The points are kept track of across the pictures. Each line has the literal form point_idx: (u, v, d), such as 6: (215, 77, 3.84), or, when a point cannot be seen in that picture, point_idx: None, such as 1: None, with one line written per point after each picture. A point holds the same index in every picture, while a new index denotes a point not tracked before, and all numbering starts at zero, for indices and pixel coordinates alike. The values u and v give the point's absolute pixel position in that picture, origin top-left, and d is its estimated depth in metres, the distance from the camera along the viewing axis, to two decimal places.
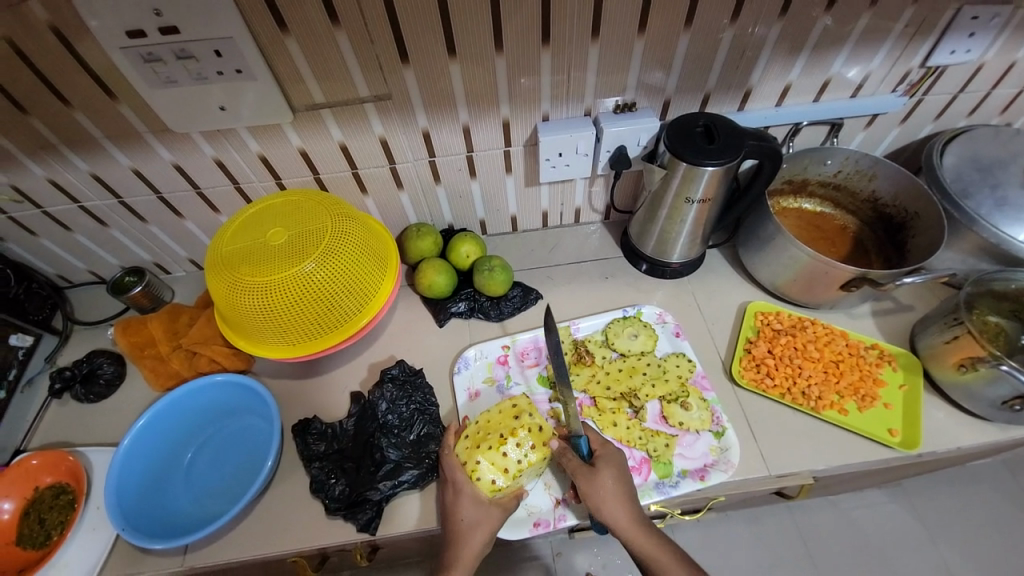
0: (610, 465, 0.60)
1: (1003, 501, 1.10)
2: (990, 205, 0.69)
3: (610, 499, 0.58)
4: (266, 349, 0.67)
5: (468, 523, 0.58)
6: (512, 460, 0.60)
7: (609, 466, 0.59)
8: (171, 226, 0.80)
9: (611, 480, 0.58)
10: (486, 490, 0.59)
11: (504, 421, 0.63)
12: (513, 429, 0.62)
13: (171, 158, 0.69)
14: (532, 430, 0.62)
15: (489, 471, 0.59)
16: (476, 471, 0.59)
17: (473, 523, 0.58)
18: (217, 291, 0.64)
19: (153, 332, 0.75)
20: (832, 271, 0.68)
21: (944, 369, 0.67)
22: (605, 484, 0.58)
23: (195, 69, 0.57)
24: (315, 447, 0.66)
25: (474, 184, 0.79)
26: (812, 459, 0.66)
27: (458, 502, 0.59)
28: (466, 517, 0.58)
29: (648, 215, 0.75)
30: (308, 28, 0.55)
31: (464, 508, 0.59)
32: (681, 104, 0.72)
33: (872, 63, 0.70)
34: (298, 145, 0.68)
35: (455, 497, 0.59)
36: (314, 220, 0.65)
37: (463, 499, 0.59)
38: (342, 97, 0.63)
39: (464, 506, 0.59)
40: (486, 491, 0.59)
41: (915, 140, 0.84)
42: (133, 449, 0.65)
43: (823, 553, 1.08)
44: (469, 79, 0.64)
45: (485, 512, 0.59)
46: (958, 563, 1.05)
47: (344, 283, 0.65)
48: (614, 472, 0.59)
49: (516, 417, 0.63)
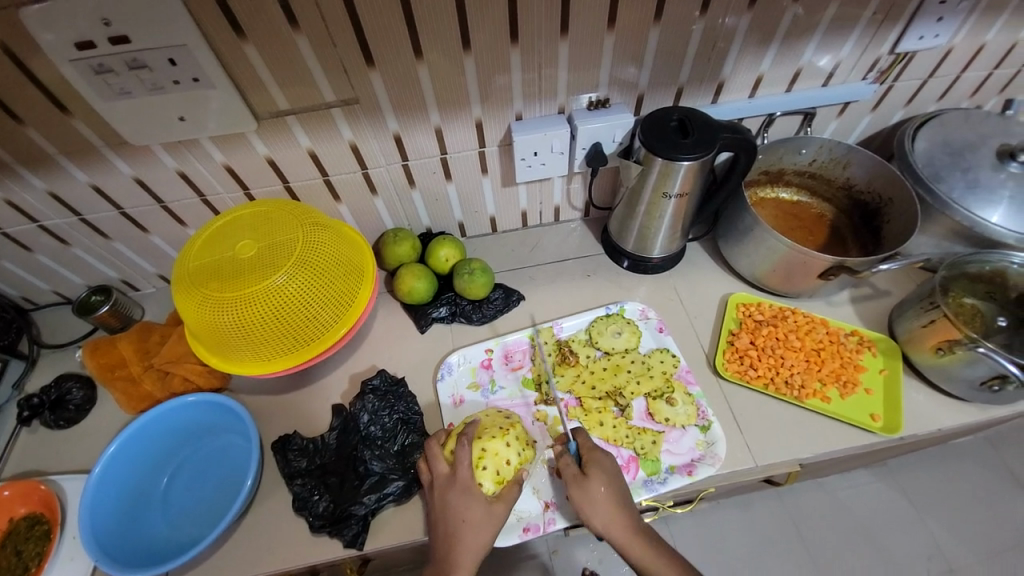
0: (606, 477, 0.58)
1: (984, 474, 1.13)
2: (962, 189, 0.69)
3: (609, 509, 0.57)
4: (240, 366, 0.64)
5: (470, 525, 0.56)
6: (513, 452, 0.60)
7: (606, 478, 0.58)
8: (136, 241, 0.77)
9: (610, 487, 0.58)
10: (490, 481, 0.58)
11: (498, 418, 0.63)
12: (510, 423, 0.62)
13: (132, 172, 0.66)
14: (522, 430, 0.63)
15: (494, 461, 0.58)
16: (482, 459, 0.58)
17: (477, 526, 0.56)
18: (185, 308, 0.61)
19: (123, 352, 0.73)
20: (809, 261, 0.68)
21: (922, 353, 0.68)
22: (602, 493, 0.57)
23: (149, 79, 0.55)
24: (296, 463, 0.64)
25: (450, 186, 0.78)
26: (797, 448, 0.66)
27: (463, 505, 0.56)
28: (469, 518, 0.56)
29: (627, 211, 0.75)
30: (268, 34, 0.54)
31: (467, 510, 0.56)
32: (654, 99, 0.71)
33: (842, 52, 0.70)
34: (264, 153, 0.66)
35: (460, 498, 0.57)
36: (285, 231, 0.63)
37: (466, 501, 0.57)
38: (308, 103, 0.61)
39: (467, 508, 0.56)
40: (489, 482, 0.58)
41: (887, 126, 0.85)
42: (105, 476, 0.63)
43: (815, 535, 1.09)
44: (439, 81, 0.62)
45: (490, 514, 0.57)
46: (945, 538, 1.07)
47: (319, 293, 0.63)
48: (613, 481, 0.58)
49: (508, 416, 0.64)
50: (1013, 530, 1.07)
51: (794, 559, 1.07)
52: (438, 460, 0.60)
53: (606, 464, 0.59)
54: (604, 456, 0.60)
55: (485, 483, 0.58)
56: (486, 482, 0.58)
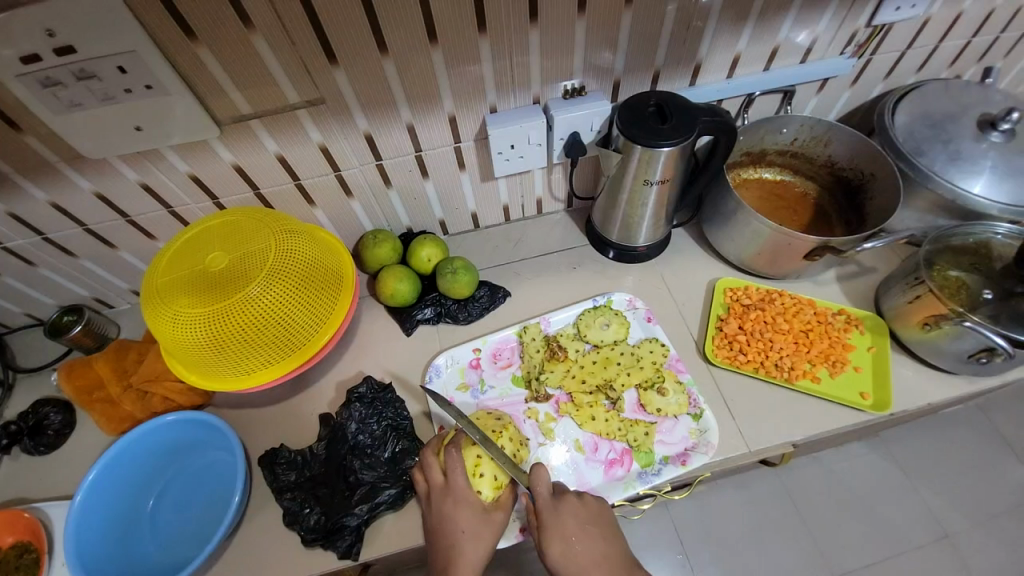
0: (565, 541, 0.55)
1: (973, 439, 1.15)
2: (944, 160, 0.69)
3: (576, 569, 0.55)
4: (220, 383, 0.62)
5: (469, 535, 0.56)
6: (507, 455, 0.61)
7: (564, 543, 0.55)
8: (106, 258, 0.74)
9: (572, 549, 0.55)
10: (488, 488, 0.58)
11: (487, 421, 0.63)
12: (502, 425, 0.62)
13: (92, 186, 0.63)
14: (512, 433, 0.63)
15: (491, 467, 0.58)
16: (478, 466, 0.58)
17: (474, 535, 0.56)
18: (157, 326, 0.59)
19: (100, 373, 0.70)
20: (794, 242, 0.68)
21: (909, 329, 0.68)
22: (563, 555, 0.55)
23: (100, 89, 0.52)
24: (284, 478, 0.63)
25: (428, 184, 0.76)
26: (789, 431, 0.66)
27: (458, 513, 0.56)
28: (466, 527, 0.56)
29: (609, 201, 0.73)
30: (221, 34, 0.51)
31: (464, 520, 0.56)
32: (631, 84, 0.70)
33: (818, 27, 0.69)
34: (231, 160, 0.64)
35: (455, 507, 0.56)
36: (256, 240, 0.61)
37: (462, 510, 0.56)
38: (271, 106, 0.59)
39: (463, 517, 0.56)
40: (487, 488, 0.58)
41: (868, 101, 0.84)
42: (89, 503, 0.61)
43: (812, 510, 1.11)
44: (407, 77, 0.60)
45: (486, 521, 0.57)
46: (939, 504, 1.09)
47: (297, 302, 0.61)
48: (574, 543, 0.55)
49: (498, 418, 0.64)
50: (1004, 492, 1.09)
51: (793, 535, 1.09)
52: (434, 469, 0.59)
53: (567, 524, 0.56)
54: (564, 514, 0.56)
55: (483, 490, 0.58)
56: (484, 489, 0.58)
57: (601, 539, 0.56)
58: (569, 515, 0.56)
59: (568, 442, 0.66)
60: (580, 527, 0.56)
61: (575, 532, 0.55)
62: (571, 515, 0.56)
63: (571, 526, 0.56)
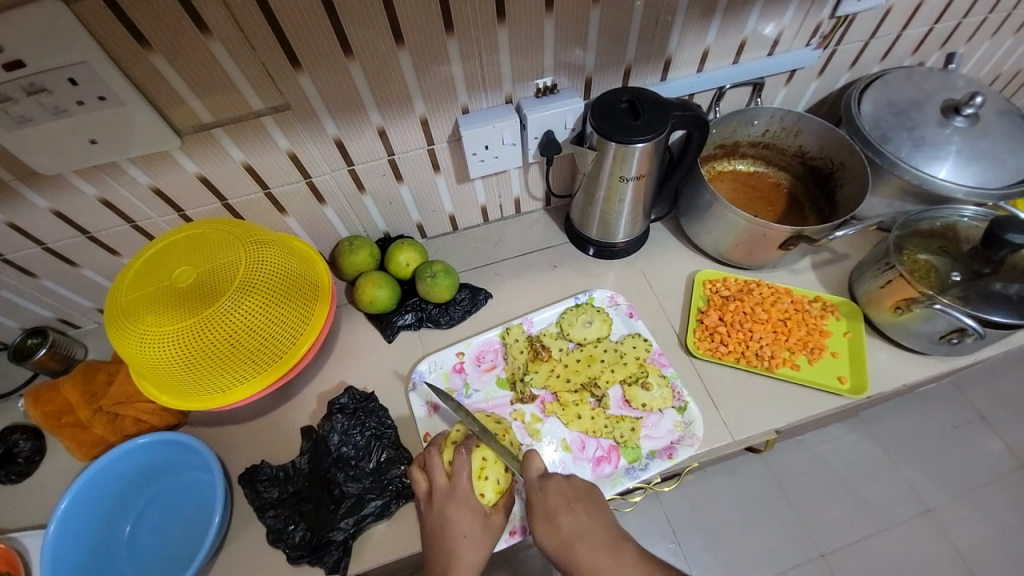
0: (549, 520, 0.55)
1: (948, 415, 1.19)
2: (909, 147, 0.71)
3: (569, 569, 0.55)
4: (196, 402, 0.60)
5: (469, 539, 0.54)
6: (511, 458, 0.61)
7: (549, 521, 0.55)
8: (68, 277, 0.71)
9: (557, 526, 0.55)
10: (491, 491, 0.58)
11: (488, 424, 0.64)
12: (503, 429, 0.63)
13: (49, 204, 0.60)
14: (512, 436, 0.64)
15: (495, 470, 0.58)
16: (483, 469, 0.58)
17: (476, 540, 0.55)
18: (123, 348, 0.57)
19: (68, 397, 0.67)
20: (769, 233, 0.69)
21: (882, 313, 0.70)
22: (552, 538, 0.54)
23: (51, 103, 0.50)
24: (267, 495, 0.62)
25: (403, 188, 0.75)
26: (771, 419, 0.67)
27: (460, 517, 0.55)
28: (467, 531, 0.55)
29: (587, 198, 0.73)
30: (176, 41, 0.49)
31: (466, 523, 0.55)
32: (603, 80, 0.70)
33: (784, 19, 0.70)
34: (194, 171, 0.62)
35: (457, 511, 0.55)
36: (225, 253, 0.59)
37: (464, 514, 0.56)
38: (233, 113, 0.57)
39: (465, 521, 0.55)
40: (490, 492, 0.58)
41: (834, 91, 0.86)
42: (62, 533, 0.59)
43: (799, 492, 1.13)
44: (375, 79, 0.59)
45: (487, 526, 0.56)
46: (918, 480, 1.12)
47: (271, 314, 0.59)
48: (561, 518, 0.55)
49: (498, 421, 0.65)
50: (979, 465, 1.13)
51: (781, 517, 1.11)
52: (439, 470, 0.58)
53: (552, 503, 0.56)
54: (549, 493, 0.56)
55: (486, 494, 0.58)
56: (487, 493, 0.58)
57: (582, 512, 0.55)
58: (553, 493, 0.56)
59: (555, 441, 0.66)
60: (565, 504, 0.56)
61: (559, 510, 0.55)
62: (556, 493, 0.56)
63: (556, 504, 0.56)
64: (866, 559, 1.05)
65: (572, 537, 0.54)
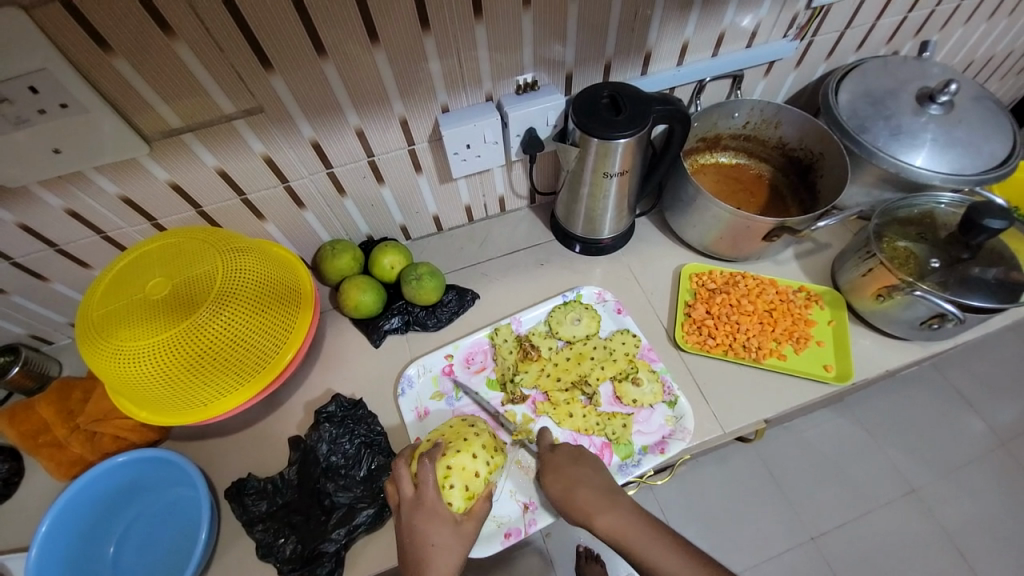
0: (558, 473, 0.57)
1: (931, 396, 1.22)
2: (887, 136, 0.71)
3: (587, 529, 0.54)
4: (177, 417, 0.59)
5: (439, 549, 0.53)
6: (481, 463, 0.57)
7: (557, 474, 0.57)
8: (38, 291, 0.68)
9: (565, 477, 0.56)
10: (459, 499, 0.55)
11: (460, 429, 0.61)
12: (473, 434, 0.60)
13: (14, 218, 0.58)
14: (486, 437, 0.61)
15: (461, 476, 0.56)
16: (448, 477, 0.55)
17: (447, 548, 0.53)
18: (97, 365, 0.55)
19: (44, 416, 0.65)
20: (752, 225, 0.69)
21: (864, 300, 0.71)
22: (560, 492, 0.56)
23: (10, 113, 0.48)
24: (255, 508, 0.60)
25: (384, 190, 0.73)
26: (760, 409, 0.67)
27: (429, 528, 0.53)
28: (437, 541, 0.53)
29: (571, 195, 0.73)
30: (139, 44, 0.47)
31: (435, 533, 0.53)
32: (584, 76, 0.69)
33: (761, 10, 0.70)
34: (166, 178, 0.60)
35: (426, 521, 0.53)
36: (201, 262, 0.58)
37: (433, 524, 0.53)
38: (204, 118, 0.55)
39: (435, 531, 0.53)
40: (458, 500, 0.55)
41: (812, 81, 0.87)
42: (45, 556, 0.57)
43: (789, 478, 1.14)
44: (350, 78, 0.57)
45: (458, 534, 0.54)
46: (903, 461, 1.15)
47: (253, 323, 0.58)
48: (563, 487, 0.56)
49: (470, 425, 0.61)
50: (961, 444, 1.16)
51: (771, 503, 1.12)
52: (405, 481, 0.56)
53: (559, 460, 0.58)
54: (559, 452, 0.59)
55: (454, 501, 0.55)
56: (455, 500, 0.55)
57: (588, 466, 0.57)
58: (562, 452, 0.59)
59: None
60: (573, 460, 0.58)
61: (566, 462, 0.58)
62: (564, 452, 0.59)
63: (563, 460, 0.58)
64: (855, 540, 1.08)
65: (584, 514, 0.54)
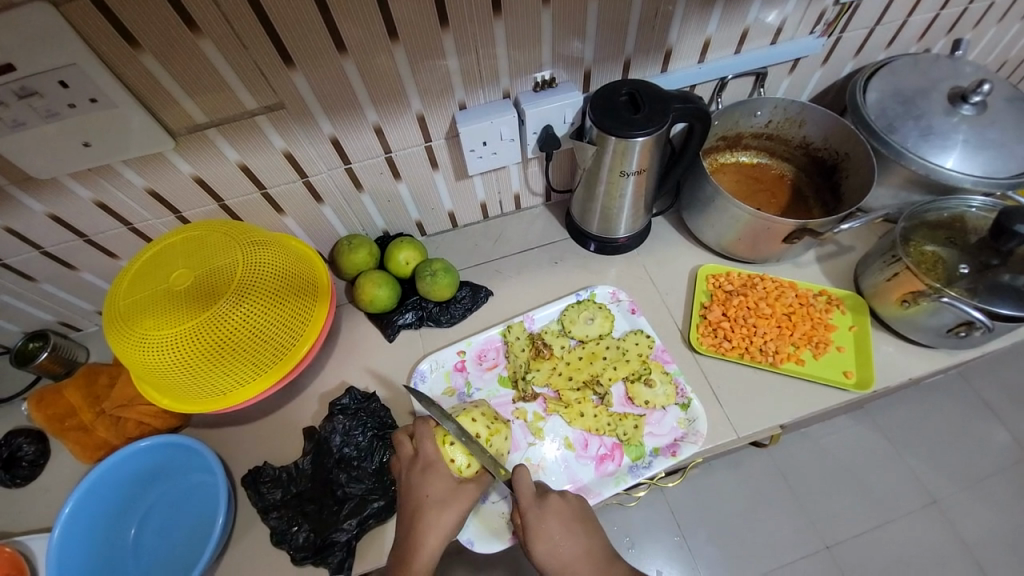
0: (551, 540, 0.54)
1: (955, 407, 1.18)
2: (916, 136, 0.69)
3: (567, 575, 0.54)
4: (197, 405, 0.60)
5: (433, 500, 0.54)
6: (480, 426, 0.59)
7: (550, 541, 0.54)
8: (67, 280, 0.71)
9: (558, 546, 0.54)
10: (461, 456, 0.56)
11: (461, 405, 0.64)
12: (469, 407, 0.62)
13: (44, 208, 0.60)
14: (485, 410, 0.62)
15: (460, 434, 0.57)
16: (447, 435, 0.57)
17: (440, 503, 0.54)
18: (122, 353, 0.57)
19: (71, 400, 0.67)
20: (772, 226, 0.67)
21: (887, 305, 0.69)
22: (548, 553, 0.54)
23: (43, 106, 0.49)
24: (270, 496, 0.62)
25: (401, 186, 0.74)
26: (776, 414, 0.66)
27: (425, 480, 0.55)
28: (434, 494, 0.54)
29: (587, 193, 0.72)
30: (165, 40, 0.48)
31: (431, 484, 0.55)
32: (602, 73, 0.68)
33: (787, 7, 0.68)
34: (190, 172, 0.61)
35: (422, 474, 0.55)
36: (222, 255, 0.59)
37: (431, 478, 0.55)
38: (228, 114, 0.56)
39: (431, 484, 0.55)
40: (460, 457, 0.56)
41: (839, 79, 0.84)
42: (69, 536, 0.59)
43: (804, 484, 1.12)
44: (370, 75, 0.58)
45: (456, 490, 0.55)
46: (925, 472, 1.11)
47: (271, 316, 0.59)
48: (529, 547, 0.55)
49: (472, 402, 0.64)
50: (987, 457, 1.12)
51: (785, 509, 1.10)
52: (402, 443, 0.58)
53: (551, 524, 0.55)
54: (550, 512, 0.55)
55: (456, 459, 0.56)
56: (457, 458, 0.56)
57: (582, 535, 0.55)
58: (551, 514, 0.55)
59: (557, 439, 0.66)
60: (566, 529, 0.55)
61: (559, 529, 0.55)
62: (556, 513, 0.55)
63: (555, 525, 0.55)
64: (871, 550, 1.05)
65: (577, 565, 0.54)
